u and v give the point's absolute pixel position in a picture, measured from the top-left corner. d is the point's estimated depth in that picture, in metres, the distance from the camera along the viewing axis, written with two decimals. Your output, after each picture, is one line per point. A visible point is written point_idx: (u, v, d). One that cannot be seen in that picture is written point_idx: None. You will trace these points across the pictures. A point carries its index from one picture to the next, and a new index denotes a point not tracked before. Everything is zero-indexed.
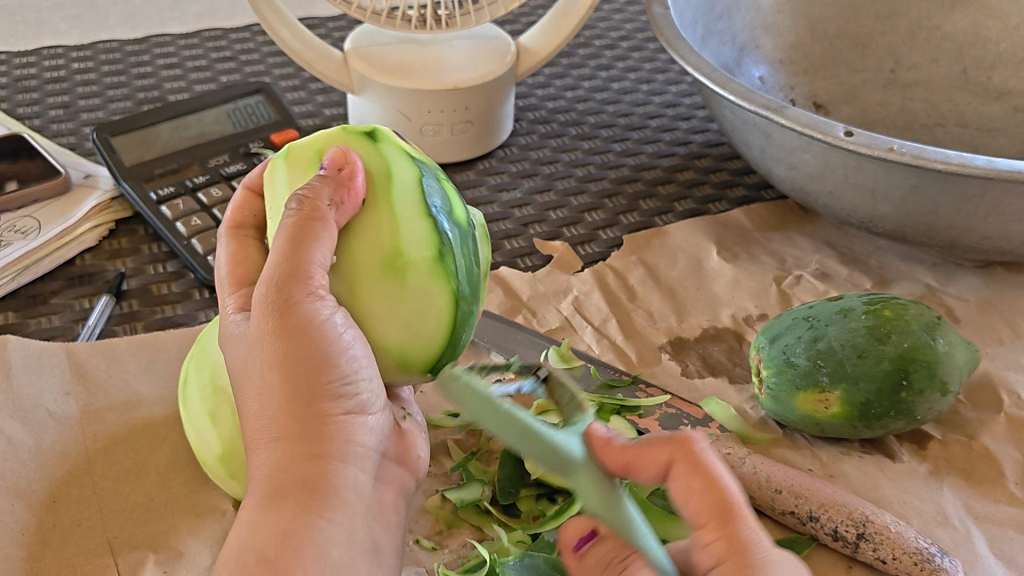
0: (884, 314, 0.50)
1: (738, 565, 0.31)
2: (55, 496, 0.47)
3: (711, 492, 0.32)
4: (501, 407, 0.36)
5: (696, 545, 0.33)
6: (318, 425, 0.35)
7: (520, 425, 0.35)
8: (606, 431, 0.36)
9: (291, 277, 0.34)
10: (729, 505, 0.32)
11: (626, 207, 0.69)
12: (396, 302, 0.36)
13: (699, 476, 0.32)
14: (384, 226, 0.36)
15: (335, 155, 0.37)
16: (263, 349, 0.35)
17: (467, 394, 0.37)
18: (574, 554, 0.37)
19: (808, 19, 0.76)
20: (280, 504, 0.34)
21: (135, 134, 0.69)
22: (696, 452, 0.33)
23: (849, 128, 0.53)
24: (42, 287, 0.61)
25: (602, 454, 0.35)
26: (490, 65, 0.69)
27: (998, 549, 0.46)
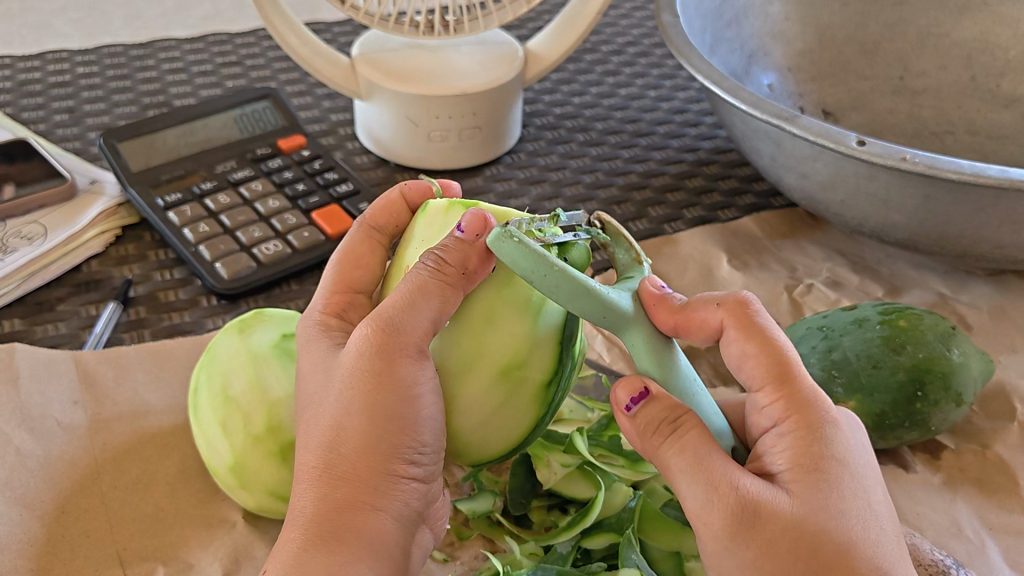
0: (898, 325, 0.49)
1: (801, 421, 0.34)
2: (64, 507, 0.47)
3: (772, 356, 0.35)
4: (555, 265, 0.31)
5: (752, 407, 0.36)
6: (384, 481, 0.35)
7: (577, 286, 0.31)
8: (659, 286, 0.35)
9: (398, 326, 0.35)
10: (786, 367, 0.35)
11: (635, 213, 0.68)
12: (493, 405, 0.38)
13: (754, 340, 0.35)
14: (516, 334, 0.37)
15: (474, 220, 0.36)
16: (351, 391, 0.35)
17: (520, 256, 0.31)
18: (623, 413, 0.35)
19: (816, 27, 0.76)
20: (331, 547, 0.34)
21: (141, 139, 0.68)
22: (750, 315, 0.36)
23: (862, 137, 0.52)
24: (49, 294, 0.60)
25: (656, 312, 0.35)
26: (498, 71, 0.69)
27: (1014, 561, 0.46)
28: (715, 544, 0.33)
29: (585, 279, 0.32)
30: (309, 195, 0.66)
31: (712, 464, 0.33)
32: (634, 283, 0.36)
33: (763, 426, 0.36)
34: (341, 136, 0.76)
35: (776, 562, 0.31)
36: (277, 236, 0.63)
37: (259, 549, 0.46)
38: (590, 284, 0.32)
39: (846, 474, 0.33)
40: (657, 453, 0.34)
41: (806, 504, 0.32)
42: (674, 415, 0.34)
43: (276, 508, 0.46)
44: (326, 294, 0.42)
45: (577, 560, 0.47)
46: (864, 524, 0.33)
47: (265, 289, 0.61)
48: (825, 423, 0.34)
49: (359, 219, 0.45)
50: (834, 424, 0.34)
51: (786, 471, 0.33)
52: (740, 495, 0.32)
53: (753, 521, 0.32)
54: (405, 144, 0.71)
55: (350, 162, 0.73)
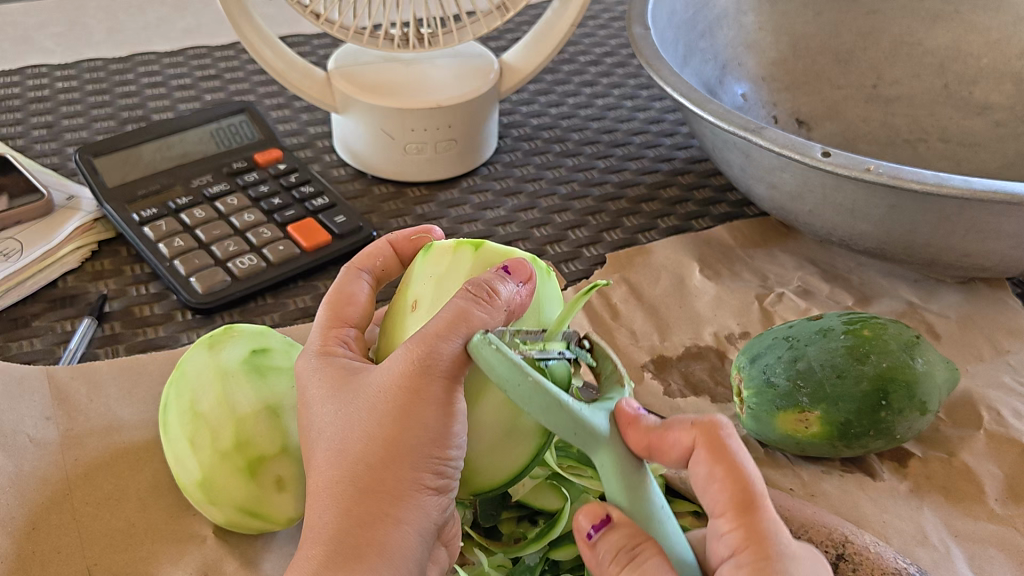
0: (862, 334, 0.50)
1: (758, 555, 0.31)
2: (35, 523, 0.47)
3: (735, 482, 0.32)
4: (530, 376, 0.30)
5: (713, 532, 0.33)
6: (411, 494, 0.35)
7: (552, 401, 0.30)
8: (634, 406, 0.33)
9: (440, 348, 0.34)
10: (753, 499, 0.32)
11: (610, 224, 0.69)
12: (506, 431, 0.40)
13: (721, 466, 0.32)
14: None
15: (520, 267, 0.38)
16: (382, 405, 0.35)
17: (497, 362, 0.30)
18: (584, 540, 0.33)
19: (790, 36, 0.77)
20: (355, 563, 0.34)
21: (118, 154, 0.69)
22: (720, 437, 0.33)
23: (826, 149, 0.53)
24: (24, 310, 0.60)
25: (628, 433, 0.32)
26: (473, 83, 0.69)
27: (978, 568, 0.47)
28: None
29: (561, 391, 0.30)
30: (284, 209, 0.66)
31: None
32: (613, 401, 0.34)
33: (722, 556, 0.32)
34: (319, 148, 0.76)
35: None
36: (252, 250, 0.63)
37: (230, 564, 0.47)
38: (567, 398, 0.30)
39: None
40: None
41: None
42: (634, 544, 0.32)
43: (247, 523, 0.47)
44: (326, 330, 0.42)
45: (545, 570, 0.47)
46: None
47: (241, 303, 0.61)
48: (783, 560, 0.31)
49: (345, 265, 0.46)
50: (795, 560, 0.31)
51: None
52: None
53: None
54: (382, 157, 0.71)
55: (327, 175, 0.74)
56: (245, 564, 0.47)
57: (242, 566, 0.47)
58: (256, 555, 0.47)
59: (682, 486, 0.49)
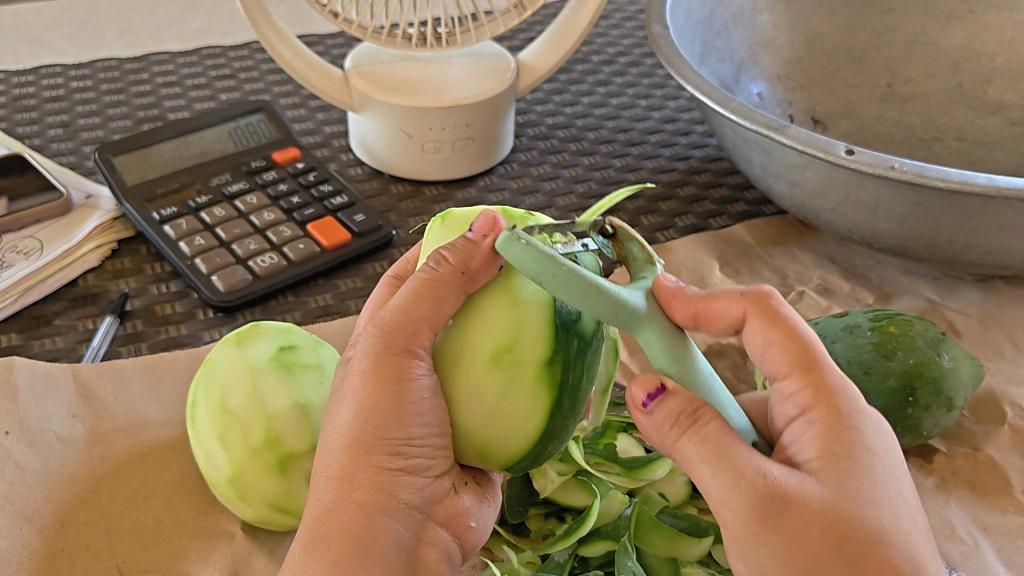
0: (889, 331, 0.50)
1: (827, 411, 0.33)
2: (63, 520, 0.47)
3: (796, 346, 0.35)
4: (565, 267, 0.29)
5: (777, 397, 0.35)
6: (377, 480, 0.35)
7: (585, 285, 0.29)
8: (673, 280, 0.34)
9: (397, 323, 0.35)
10: (811, 356, 0.35)
11: (628, 222, 0.69)
12: (493, 400, 0.34)
13: (781, 328, 0.35)
14: (501, 318, 0.34)
15: (483, 221, 0.36)
16: (350, 389, 0.36)
17: (529, 258, 0.29)
18: (640, 412, 0.34)
19: (805, 35, 0.77)
20: (320, 544, 0.35)
21: (136, 153, 0.69)
22: (772, 306, 0.36)
23: (850, 147, 0.53)
24: (45, 308, 0.60)
25: (672, 306, 0.33)
26: (491, 82, 0.69)
27: (1008, 561, 0.47)
28: (739, 531, 0.31)
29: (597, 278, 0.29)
30: (304, 208, 0.66)
31: (736, 456, 0.32)
32: (648, 278, 0.34)
33: (789, 417, 0.35)
34: (335, 147, 0.76)
35: (805, 551, 0.31)
36: (273, 248, 0.63)
37: (259, 560, 0.47)
38: (603, 282, 0.30)
39: (874, 463, 0.32)
40: (676, 447, 0.33)
41: (833, 492, 0.31)
42: (695, 407, 0.32)
43: (276, 520, 0.47)
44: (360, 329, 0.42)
45: (575, 567, 0.48)
46: (893, 512, 0.32)
47: (263, 302, 0.61)
48: (851, 413, 0.34)
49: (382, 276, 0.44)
50: (860, 413, 0.34)
51: (813, 460, 0.33)
52: (766, 482, 0.31)
53: (782, 510, 0.31)
54: (400, 156, 0.71)
55: (345, 174, 0.74)
56: (274, 560, 0.47)
57: (271, 562, 0.47)
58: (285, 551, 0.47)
59: None
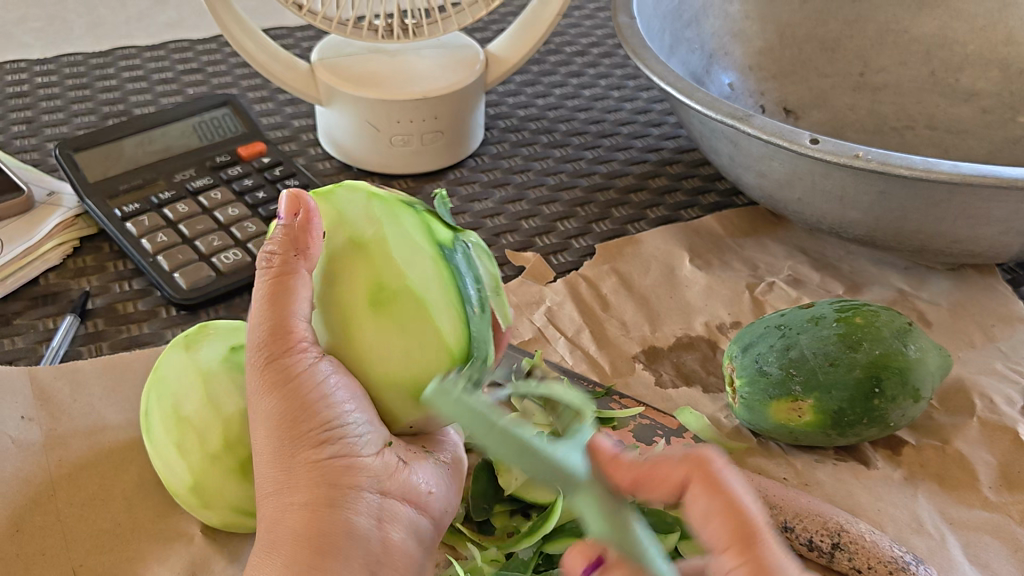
0: (854, 322, 0.49)
1: None
2: (19, 524, 0.47)
3: (733, 514, 0.31)
4: (500, 424, 0.29)
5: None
6: (315, 474, 0.35)
7: (518, 441, 0.29)
8: (610, 445, 0.34)
9: (272, 331, 0.35)
10: (752, 528, 0.31)
11: (599, 215, 0.68)
12: (386, 339, 0.35)
13: (719, 497, 0.31)
14: (360, 265, 0.35)
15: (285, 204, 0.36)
16: (260, 411, 0.36)
17: (459, 409, 0.31)
18: None
19: (776, 25, 0.76)
20: (283, 552, 0.35)
21: (99, 149, 0.68)
22: (713, 471, 0.32)
23: (815, 136, 0.52)
24: (5, 308, 0.59)
25: (613, 471, 0.33)
26: (459, 74, 0.68)
27: (973, 555, 0.46)
28: None
29: (537, 441, 0.29)
30: (269, 203, 0.65)
31: None
32: (586, 432, 0.34)
33: None
34: (303, 142, 0.75)
35: None
36: (236, 244, 0.62)
37: (218, 562, 0.46)
38: (538, 442, 0.29)
39: None
40: None
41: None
42: None
43: (242, 522, 0.46)
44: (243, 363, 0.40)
45: (539, 564, 0.47)
46: None
47: (227, 299, 0.60)
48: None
49: None
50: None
51: None
52: None
53: None
54: (368, 149, 0.70)
55: (312, 168, 0.73)
56: (233, 562, 0.46)
57: (230, 564, 0.46)
58: (244, 554, 0.47)
59: None
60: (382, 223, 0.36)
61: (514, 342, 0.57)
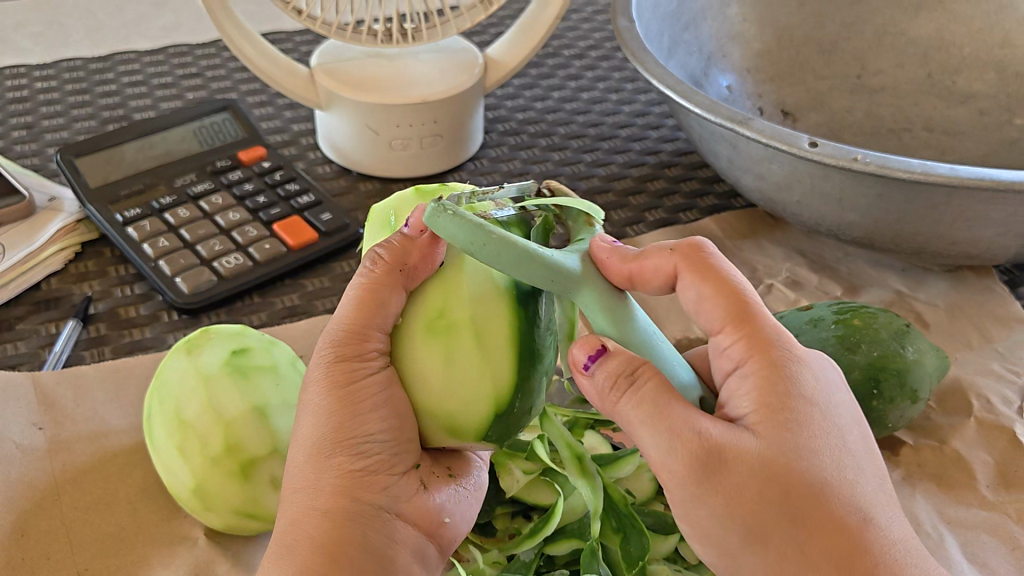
0: (852, 323, 0.50)
1: (762, 362, 0.34)
2: (23, 529, 0.47)
3: (726, 293, 0.36)
4: (494, 233, 0.30)
5: (713, 351, 0.36)
6: (345, 482, 0.35)
7: (518, 253, 0.30)
8: (609, 243, 0.35)
9: (356, 327, 0.36)
10: (746, 308, 0.35)
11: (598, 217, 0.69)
12: (437, 369, 0.35)
13: (713, 281, 0.36)
14: (435, 291, 0.35)
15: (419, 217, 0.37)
16: (316, 406, 0.36)
17: (457, 228, 0.30)
18: (583, 374, 0.34)
19: (773, 28, 0.77)
20: (293, 550, 0.34)
21: (99, 154, 0.68)
22: (704, 258, 0.36)
23: (813, 139, 0.53)
24: (8, 313, 0.60)
25: (607, 266, 0.34)
26: (458, 78, 0.69)
27: (971, 554, 0.47)
28: (681, 491, 0.33)
29: (528, 244, 0.31)
30: (270, 207, 0.66)
31: (674, 411, 0.32)
32: (586, 240, 0.35)
33: (726, 370, 0.35)
34: (303, 146, 0.76)
35: (746, 508, 0.32)
36: (238, 249, 0.63)
37: (221, 566, 0.46)
38: (535, 249, 0.31)
39: (812, 413, 0.34)
40: (618, 408, 0.34)
41: (774, 447, 0.32)
42: (635, 367, 0.33)
43: (243, 526, 0.46)
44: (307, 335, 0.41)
45: (541, 566, 0.48)
46: (832, 461, 0.33)
47: (228, 303, 0.61)
48: (787, 359, 0.35)
49: None
50: (796, 361, 0.35)
51: (750, 413, 0.33)
52: (701, 441, 0.32)
53: (717, 467, 0.32)
54: (368, 153, 0.71)
55: (312, 172, 0.73)
56: (236, 565, 0.46)
57: (234, 567, 0.46)
58: (247, 556, 0.47)
59: None
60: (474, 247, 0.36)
61: None
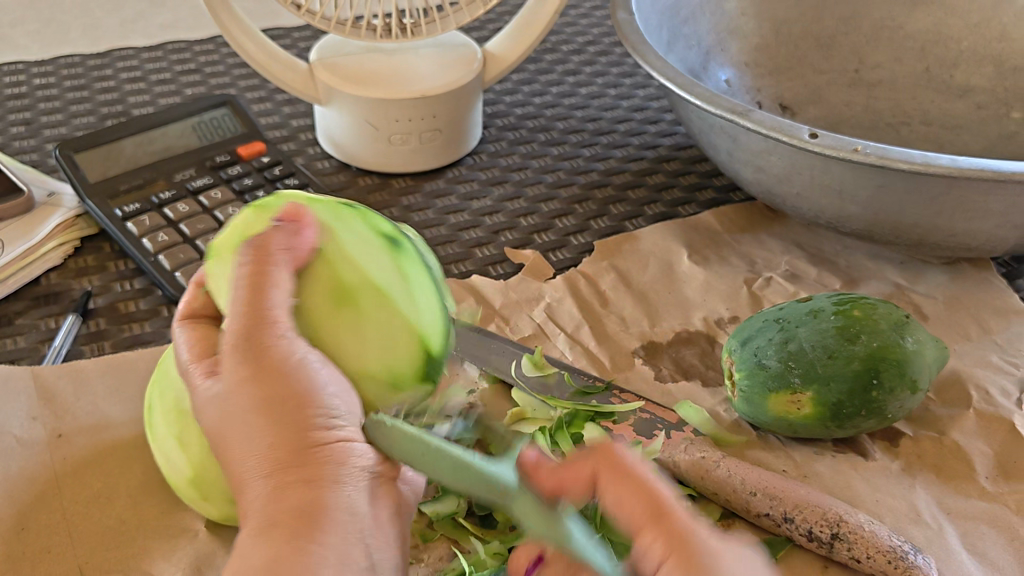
0: (853, 315, 0.50)
1: (683, 561, 0.28)
2: (25, 522, 0.47)
3: (644, 489, 0.30)
4: (423, 441, 0.32)
5: (637, 562, 0.30)
6: (302, 454, 0.32)
7: (448, 458, 0.31)
8: (536, 454, 0.33)
9: (260, 310, 0.34)
10: (662, 502, 0.30)
11: (597, 212, 0.69)
12: (359, 333, 0.37)
13: (629, 479, 0.30)
14: (322, 271, 0.37)
15: (290, 210, 0.37)
16: (238, 400, 0.33)
17: (391, 435, 0.33)
18: None
19: (772, 22, 0.77)
20: (276, 533, 0.31)
21: (98, 150, 0.68)
22: (617, 461, 0.31)
23: (813, 130, 0.53)
24: (7, 308, 0.60)
25: (536, 477, 0.32)
26: (457, 72, 0.69)
27: (971, 544, 0.47)
28: None
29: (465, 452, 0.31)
30: None
31: None
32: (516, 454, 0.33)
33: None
34: (302, 141, 0.76)
35: None
36: None
37: (222, 558, 0.46)
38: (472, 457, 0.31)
39: None
40: None
41: None
42: None
43: (239, 518, 0.46)
44: (193, 368, 0.36)
45: None
46: None
47: None
48: (708, 555, 0.28)
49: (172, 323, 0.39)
50: (717, 554, 0.28)
51: None
52: None
53: None
54: (367, 148, 0.71)
55: (312, 167, 0.73)
56: None
57: None
58: None
59: (676, 470, 0.49)
60: (331, 227, 0.38)
61: (513, 338, 0.58)
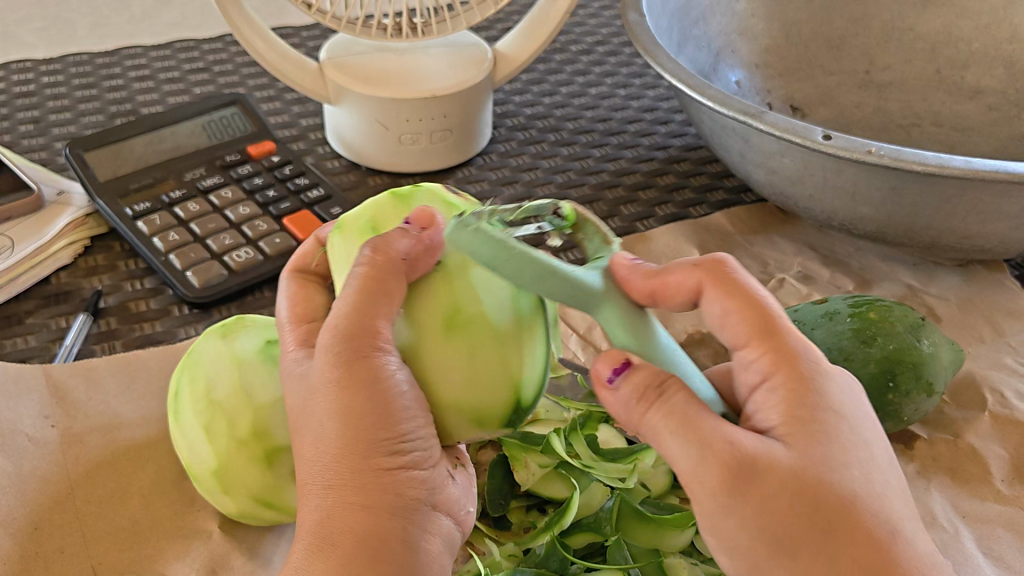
0: (869, 317, 0.50)
1: (791, 376, 0.34)
2: (38, 523, 0.47)
3: (751, 307, 0.35)
4: (517, 249, 0.30)
5: (738, 365, 0.36)
6: (370, 477, 0.33)
7: (540, 267, 0.30)
8: (629, 259, 0.35)
9: (361, 320, 0.34)
10: (771, 321, 0.35)
11: (608, 212, 0.69)
12: (460, 364, 0.35)
13: (738, 295, 0.35)
14: (442, 289, 0.35)
15: (423, 212, 0.36)
16: (323, 402, 0.34)
17: (479, 242, 0.30)
18: (607, 389, 0.34)
19: (782, 23, 0.77)
20: (330, 549, 0.33)
21: (107, 149, 0.68)
22: (725, 272, 0.36)
23: (827, 131, 0.53)
24: (17, 307, 0.59)
25: (630, 285, 0.34)
26: (467, 72, 0.68)
27: (987, 548, 0.47)
28: (710, 506, 0.32)
29: (552, 260, 0.31)
30: (280, 202, 0.66)
31: (701, 426, 0.32)
32: (605, 258, 0.35)
33: (751, 384, 0.35)
34: (312, 140, 0.75)
35: (770, 518, 0.31)
36: (248, 243, 0.62)
37: (237, 560, 0.46)
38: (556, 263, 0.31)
39: (842, 425, 0.33)
40: (643, 420, 0.33)
41: (803, 460, 0.32)
42: (660, 380, 0.33)
43: (259, 514, 0.46)
44: (289, 330, 0.40)
45: None
46: (860, 476, 0.32)
47: (239, 297, 0.60)
48: (813, 375, 0.34)
49: (283, 271, 0.44)
50: (825, 375, 0.34)
51: (778, 426, 0.33)
52: (732, 450, 0.31)
53: (749, 476, 0.31)
54: (377, 147, 0.70)
55: (321, 167, 0.73)
56: (252, 560, 0.46)
57: (249, 561, 0.46)
58: (261, 550, 0.47)
59: None
60: None
61: None
